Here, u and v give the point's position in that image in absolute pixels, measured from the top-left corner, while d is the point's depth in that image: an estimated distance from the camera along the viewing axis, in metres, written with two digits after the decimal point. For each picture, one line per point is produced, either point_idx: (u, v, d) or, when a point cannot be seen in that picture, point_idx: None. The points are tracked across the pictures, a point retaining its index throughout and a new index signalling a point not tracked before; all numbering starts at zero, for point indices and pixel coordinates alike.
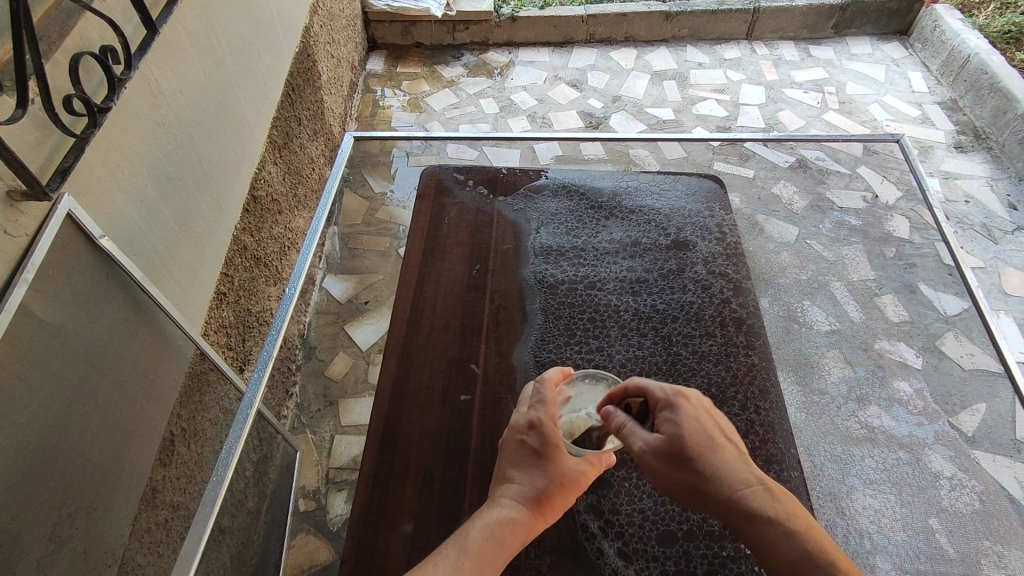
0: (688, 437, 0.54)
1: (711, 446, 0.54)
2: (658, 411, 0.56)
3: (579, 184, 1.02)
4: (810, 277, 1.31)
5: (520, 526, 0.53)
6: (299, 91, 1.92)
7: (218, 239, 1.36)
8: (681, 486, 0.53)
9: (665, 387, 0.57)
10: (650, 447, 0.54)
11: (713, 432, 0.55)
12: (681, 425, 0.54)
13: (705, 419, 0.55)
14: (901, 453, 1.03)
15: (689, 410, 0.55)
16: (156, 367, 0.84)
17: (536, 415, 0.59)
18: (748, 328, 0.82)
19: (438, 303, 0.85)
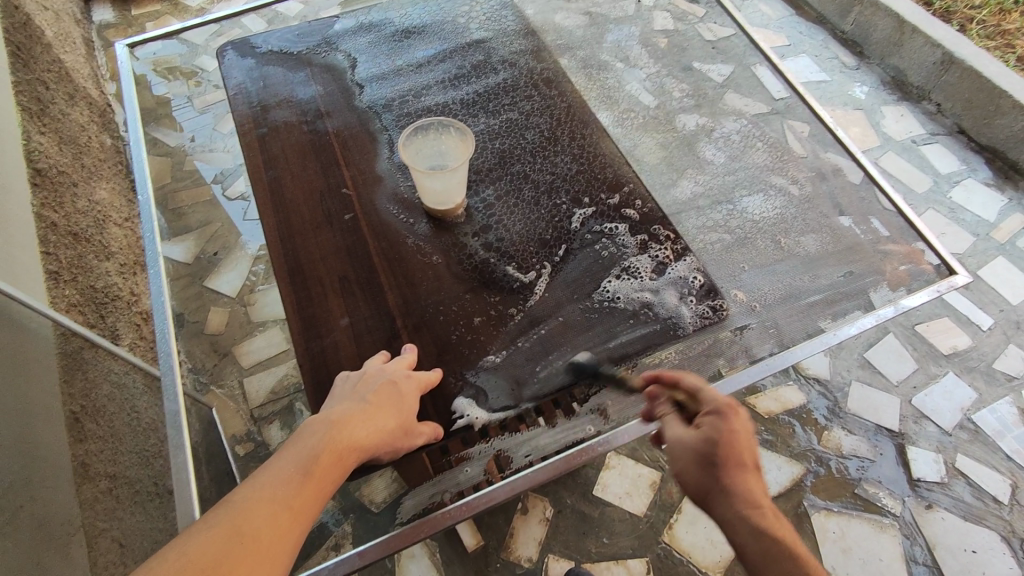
0: (724, 447, 0.55)
1: (739, 462, 0.55)
2: (704, 415, 0.58)
3: (372, 19, 1.07)
4: (606, 67, 1.40)
5: (370, 425, 0.59)
6: (29, 50, 1.66)
7: (21, 219, 1.23)
8: (697, 484, 0.55)
9: (721, 397, 0.59)
10: (687, 444, 0.57)
11: (743, 453, 0.56)
12: (722, 433, 0.56)
13: (744, 440, 0.56)
14: (728, 141, 1.17)
15: (736, 426, 0.56)
16: (20, 350, 1.01)
17: (371, 367, 0.66)
18: (555, 82, 0.96)
19: (288, 153, 0.88)
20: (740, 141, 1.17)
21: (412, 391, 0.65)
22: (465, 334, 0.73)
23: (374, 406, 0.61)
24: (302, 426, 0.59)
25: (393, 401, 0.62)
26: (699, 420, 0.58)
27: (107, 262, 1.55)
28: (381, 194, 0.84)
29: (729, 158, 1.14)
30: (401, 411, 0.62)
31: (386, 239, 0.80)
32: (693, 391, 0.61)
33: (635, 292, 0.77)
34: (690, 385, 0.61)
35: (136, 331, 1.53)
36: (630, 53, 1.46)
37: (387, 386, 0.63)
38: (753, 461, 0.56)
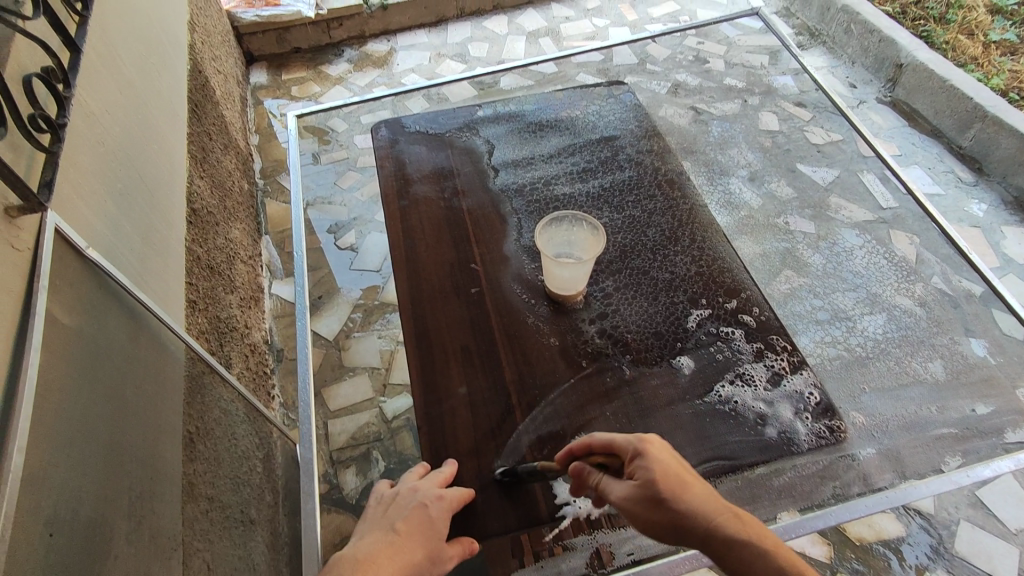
0: (659, 480, 0.55)
1: (680, 484, 0.55)
2: (630, 462, 0.57)
3: (511, 110, 1.17)
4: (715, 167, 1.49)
5: (394, 561, 0.61)
6: (202, 107, 1.93)
7: (177, 251, 1.39)
8: (654, 527, 0.55)
9: (632, 435, 0.59)
10: (627, 496, 0.56)
11: (679, 472, 0.56)
12: (652, 469, 0.56)
13: (666, 458, 0.57)
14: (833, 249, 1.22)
15: (656, 456, 0.57)
16: (162, 370, 1.13)
17: (407, 489, 0.69)
18: (679, 184, 1.01)
19: (426, 225, 0.97)
20: (859, 256, 1.18)
21: (445, 513, 0.66)
22: (576, 419, 0.75)
23: (401, 536, 0.64)
24: (331, 561, 0.62)
25: (421, 527, 0.64)
26: (630, 471, 0.57)
27: (232, 295, 1.71)
28: (506, 273, 0.90)
29: (836, 270, 1.16)
30: (429, 538, 0.64)
31: (508, 316, 0.85)
32: (607, 446, 0.61)
33: (749, 400, 0.76)
34: (603, 443, 0.61)
35: (245, 361, 1.65)
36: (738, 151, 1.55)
37: (416, 511, 0.65)
38: (693, 473, 0.57)
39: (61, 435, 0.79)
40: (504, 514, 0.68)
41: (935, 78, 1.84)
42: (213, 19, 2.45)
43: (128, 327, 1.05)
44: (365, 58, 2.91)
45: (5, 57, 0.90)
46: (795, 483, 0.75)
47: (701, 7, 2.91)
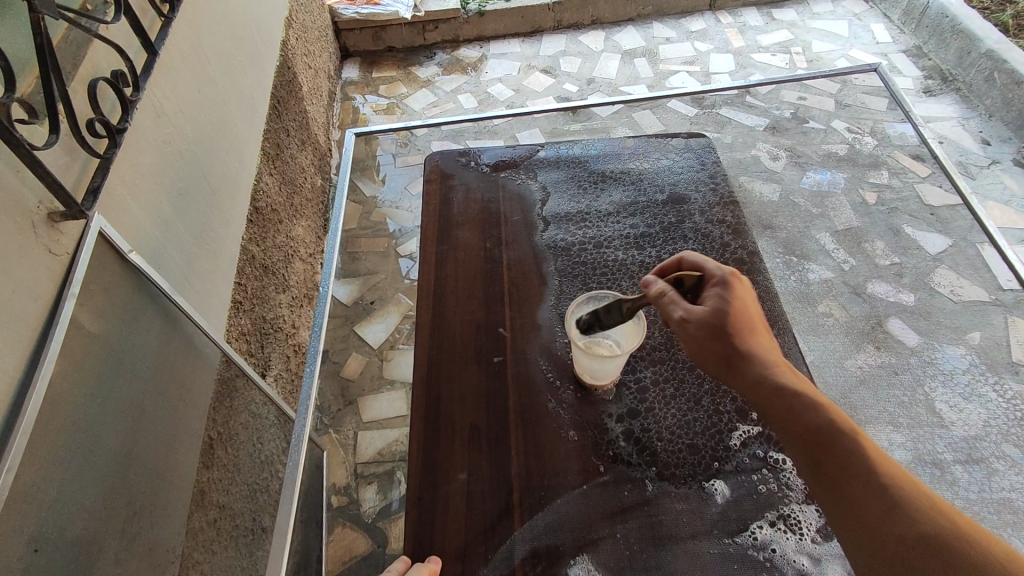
0: (729, 313, 0.62)
1: (747, 329, 0.62)
2: (710, 284, 0.64)
3: (574, 155, 1.08)
4: (795, 237, 1.40)
5: None
6: (285, 103, 1.97)
7: (230, 251, 1.40)
8: (712, 357, 0.62)
9: (726, 267, 0.66)
10: (692, 315, 0.62)
11: (752, 321, 0.63)
12: (727, 301, 0.62)
13: (748, 303, 0.63)
14: (927, 363, 1.14)
15: (739, 291, 0.63)
16: (191, 374, 1.14)
17: None
18: (749, 266, 0.88)
19: (460, 276, 0.90)
20: (958, 383, 1.09)
21: None
22: (580, 535, 0.66)
23: None
24: None
25: None
26: (708, 294, 0.64)
27: (284, 294, 1.72)
28: (535, 343, 0.82)
29: (925, 390, 1.09)
30: None
31: (527, 396, 0.77)
32: (700, 271, 0.67)
33: (791, 552, 0.64)
34: (701, 267, 0.67)
35: (286, 362, 1.66)
36: (831, 219, 1.43)
37: None
38: (762, 326, 0.63)
39: (61, 450, 0.78)
40: None
41: None
42: (313, 14, 2.51)
43: (159, 332, 1.05)
44: (455, 62, 2.90)
45: (77, 60, 0.91)
46: None
47: (817, 39, 2.67)
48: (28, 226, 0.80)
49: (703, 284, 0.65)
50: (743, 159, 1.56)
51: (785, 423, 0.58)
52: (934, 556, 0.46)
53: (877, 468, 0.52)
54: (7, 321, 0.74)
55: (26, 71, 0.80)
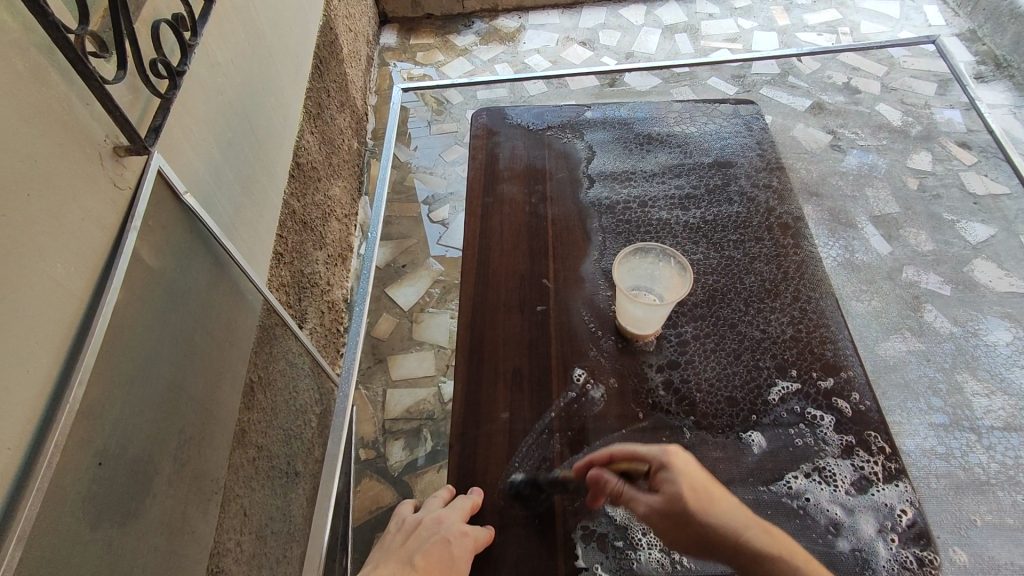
0: (685, 495, 0.57)
1: (708, 499, 0.57)
2: (654, 473, 0.60)
3: (620, 116, 1.09)
4: (836, 213, 1.37)
5: None
6: (327, 64, 1.99)
7: (273, 203, 1.44)
8: (686, 543, 0.57)
9: (658, 446, 0.61)
10: (654, 508, 0.58)
11: (707, 486, 0.58)
12: (678, 483, 0.58)
13: (693, 472, 0.58)
14: (966, 342, 1.14)
15: (683, 469, 0.58)
16: (236, 317, 1.18)
17: (430, 519, 0.66)
18: (794, 230, 0.89)
19: (505, 228, 0.91)
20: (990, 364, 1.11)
21: (467, 552, 0.62)
22: None
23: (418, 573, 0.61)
24: None
25: (440, 565, 0.61)
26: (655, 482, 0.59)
27: (320, 251, 1.76)
28: (578, 295, 0.84)
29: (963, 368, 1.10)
30: None
31: (569, 344, 0.79)
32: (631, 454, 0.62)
33: (824, 502, 0.66)
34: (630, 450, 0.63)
35: (320, 317, 1.71)
36: (872, 203, 1.40)
37: (437, 547, 0.62)
38: (716, 488, 0.59)
39: (123, 373, 0.83)
40: (520, 559, 0.63)
41: None
42: None
43: (209, 273, 1.09)
44: (493, 32, 2.89)
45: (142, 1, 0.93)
46: None
47: (866, 19, 2.60)
48: (96, 157, 0.82)
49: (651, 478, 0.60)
50: (788, 142, 1.45)
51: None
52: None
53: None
54: (78, 245, 0.78)
55: (97, 7, 0.82)
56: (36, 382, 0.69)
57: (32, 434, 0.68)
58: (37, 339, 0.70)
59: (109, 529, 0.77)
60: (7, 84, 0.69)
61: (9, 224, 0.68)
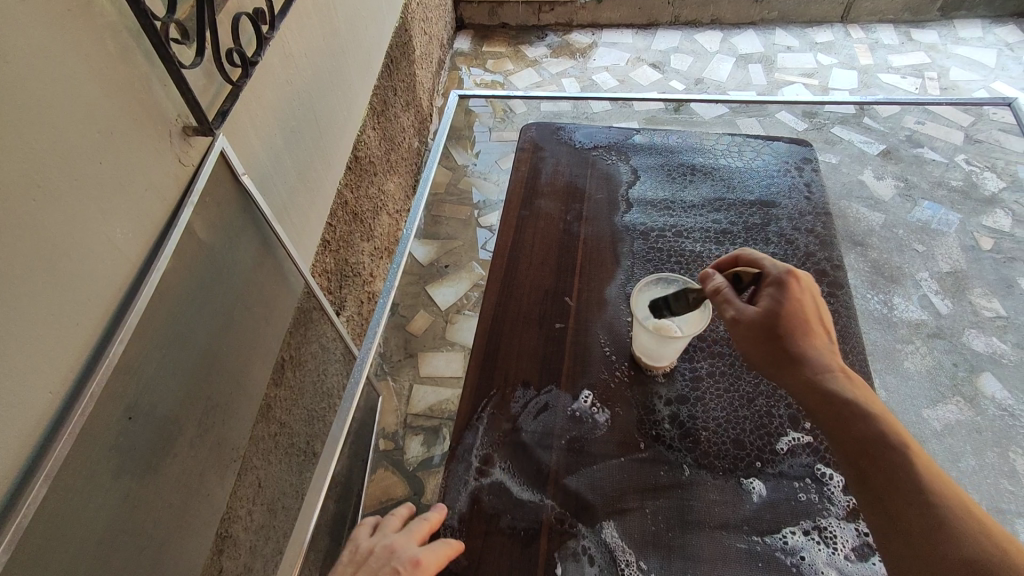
0: (785, 316, 0.67)
1: (805, 335, 0.67)
2: (768, 290, 0.69)
3: (668, 144, 1.08)
4: (891, 268, 1.32)
5: None
6: (397, 63, 2.06)
7: (326, 193, 1.50)
8: (772, 355, 0.67)
9: (782, 266, 0.70)
10: (749, 319, 0.68)
11: (808, 317, 0.68)
12: (780, 301, 0.68)
13: (797, 307, 0.68)
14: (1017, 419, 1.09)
15: (799, 303, 0.68)
16: (276, 297, 1.23)
17: (381, 547, 0.63)
18: (832, 279, 0.86)
19: (536, 242, 0.93)
20: None
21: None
22: (611, 500, 0.68)
23: None
24: None
25: None
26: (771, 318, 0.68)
27: (367, 243, 1.82)
28: (598, 317, 0.84)
29: (1005, 444, 1.05)
30: None
31: (582, 365, 0.79)
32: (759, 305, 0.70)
33: (820, 563, 0.63)
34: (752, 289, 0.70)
35: (359, 306, 1.76)
36: (938, 259, 1.34)
37: None
38: (810, 322, 0.68)
39: (164, 337, 0.88)
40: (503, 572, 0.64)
41: None
42: None
43: (256, 253, 1.15)
44: (565, 46, 2.91)
45: None
46: None
47: (957, 66, 2.47)
48: (166, 133, 0.89)
49: (760, 283, 0.70)
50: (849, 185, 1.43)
51: (835, 435, 0.62)
52: (940, 550, 0.52)
53: (934, 494, 0.55)
54: (136, 214, 0.84)
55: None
56: (82, 333, 0.75)
57: (73, 381, 0.74)
58: (89, 294, 0.76)
59: (131, 479, 0.82)
60: (96, 60, 0.76)
61: (78, 187, 0.74)
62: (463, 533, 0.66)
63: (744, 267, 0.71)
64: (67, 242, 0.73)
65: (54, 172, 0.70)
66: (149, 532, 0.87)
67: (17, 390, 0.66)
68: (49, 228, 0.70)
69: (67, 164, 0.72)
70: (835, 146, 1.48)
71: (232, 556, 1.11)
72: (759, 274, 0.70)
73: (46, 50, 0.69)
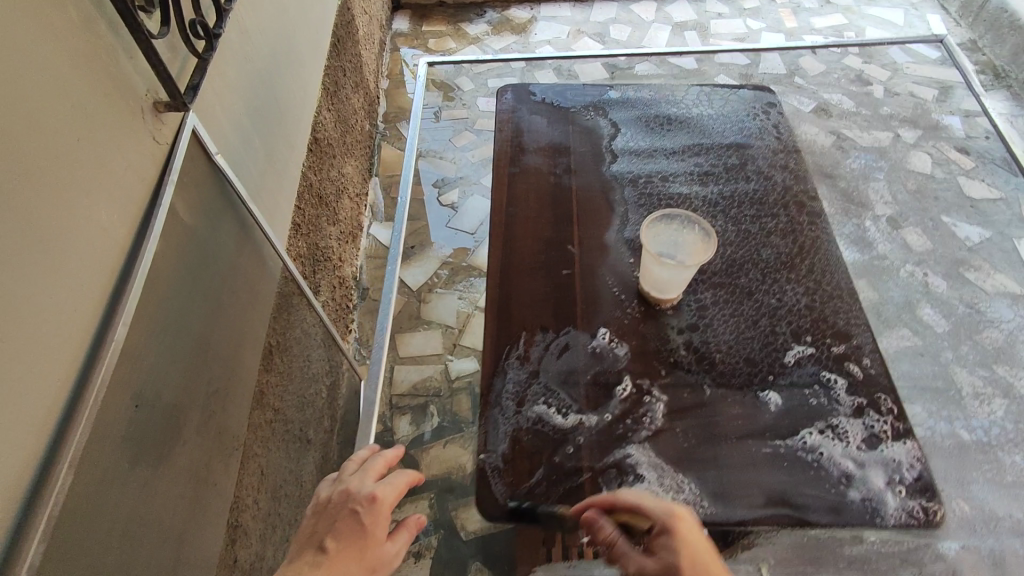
0: (672, 560, 0.56)
1: (701, 574, 0.55)
2: (655, 536, 0.59)
3: (642, 97, 1.12)
4: (852, 197, 1.35)
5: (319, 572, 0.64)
6: (343, 43, 2.02)
7: (292, 175, 1.46)
8: None
9: (664, 505, 0.60)
10: (644, 571, 0.58)
11: (698, 558, 0.56)
12: (670, 546, 0.57)
13: (688, 541, 0.57)
14: None
15: (686, 534, 0.58)
16: (258, 281, 1.20)
17: (356, 492, 0.71)
18: (810, 208, 0.92)
19: (531, 196, 0.95)
20: None
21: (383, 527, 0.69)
22: (643, 425, 0.72)
23: (329, 557, 0.65)
24: None
25: (357, 541, 0.67)
26: (656, 544, 0.59)
27: (333, 228, 1.79)
28: (603, 260, 0.87)
29: None
30: (360, 551, 0.67)
31: (595, 305, 0.82)
32: (632, 508, 0.62)
33: (837, 456, 0.69)
34: (627, 503, 0.62)
35: (332, 292, 1.73)
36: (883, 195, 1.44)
37: (354, 523, 0.68)
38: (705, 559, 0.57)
39: (160, 322, 0.84)
40: (553, 501, 0.67)
41: None
42: None
43: (235, 236, 1.11)
44: (504, 22, 2.92)
45: None
46: (874, 553, 0.70)
47: (872, 25, 2.65)
48: (138, 110, 0.84)
49: (651, 535, 0.60)
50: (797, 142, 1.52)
51: None
52: None
53: None
54: (119, 193, 0.79)
55: None
56: (81, 320, 0.71)
57: (79, 371, 0.70)
58: (83, 279, 0.72)
59: (144, 468, 0.79)
60: (63, 27, 0.71)
61: (59, 164, 0.69)
62: (509, 471, 0.69)
63: (633, 519, 0.62)
64: (55, 224, 0.68)
65: (35, 149, 0.66)
66: (166, 523, 0.84)
67: (24, 380, 0.62)
68: (36, 209, 0.65)
69: (45, 141, 0.67)
70: (782, 98, 1.57)
71: (243, 546, 1.09)
72: (648, 525, 0.60)
73: (15, 12, 0.64)
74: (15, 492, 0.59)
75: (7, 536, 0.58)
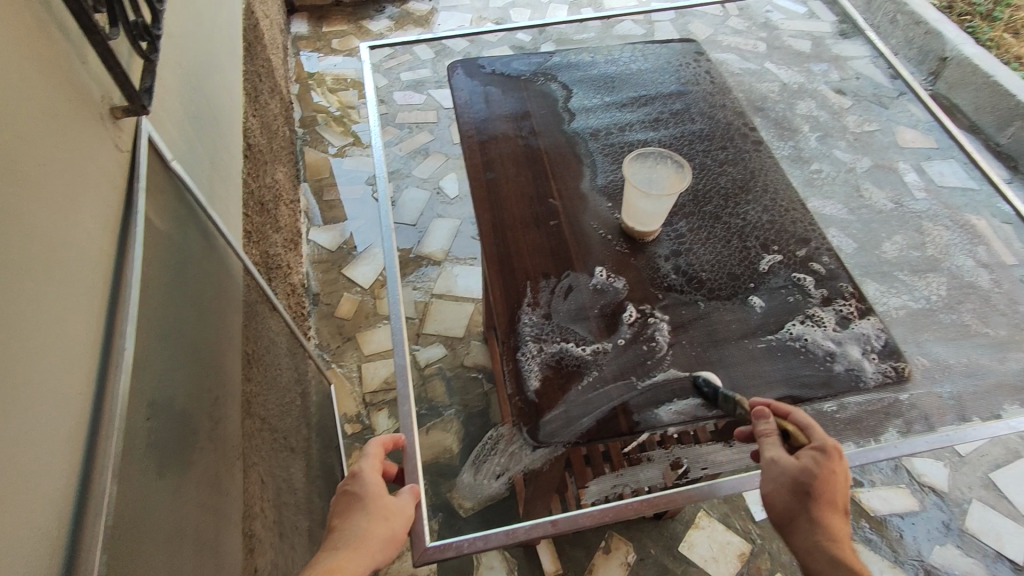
0: (813, 479, 0.58)
1: (811, 498, 0.58)
2: (808, 447, 0.61)
3: (582, 60, 1.19)
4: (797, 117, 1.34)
5: (337, 543, 0.60)
6: (254, 48, 1.96)
7: (235, 182, 1.42)
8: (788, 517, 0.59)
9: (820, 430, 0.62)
10: (786, 477, 0.60)
11: (828, 483, 0.59)
12: (816, 467, 0.59)
13: (828, 470, 0.59)
14: None
15: (834, 456, 0.60)
16: (226, 289, 1.17)
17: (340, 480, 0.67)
18: (752, 139, 1.03)
19: (505, 160, 1.00)
20: None
21: (381, 486, 0.66)
22: (654, 342, 0.79)
23: (339, 528, 0.61)
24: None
25: (359, 504, 0.63)
26: (803, 452, 0.61)
27: (278, 235, 1.75)
28: (583, 207, 0.94)
29: None
30: (367, 509, 0.63)
31: (587, 247, 0.89)
32: (800, 425, 0.64)
33: (819, 338, 0.80)
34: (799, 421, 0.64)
35: (288, 299, 1.70)
36: None
37: (348, 497, 0.64)
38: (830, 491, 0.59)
39: (155, 330, 0.81)
40: (592, 419, 0.73)
41: (980, 73, 1.85)
42: None
43: (200, 243, 1.08)
44: (405, 16, 2.91)
45: None
46: (858, 418, 0.77)
47: None
48: (99, 115, 0.78)
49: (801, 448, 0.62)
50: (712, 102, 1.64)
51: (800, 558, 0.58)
52: None
53: None
54: (99, 198, 0.74)
55: None
56: (89, 328, 0.66)
57: (96, 380, 0.65)
58: (83, 285, 0.67)
59: (169, 477, 0.76)
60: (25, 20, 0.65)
61: (44, 168, 0.64)
62: (545, 403, 0.74)
63: (793, 430, 0.64)
64: (55, 227, 0.63)
65: (23, 151, 0.60)
66: (197, 532, 0.81)
67: (55, 389, 0.58)
68: (36, 213, 0.61)
69: (29, 142, 0.62)
70: None
71: (261, 554, 1.07)
72: (802, 441, 0.62)
73: None
74: (65, 505, 0.56)
75: (67, 552, 0.55)
